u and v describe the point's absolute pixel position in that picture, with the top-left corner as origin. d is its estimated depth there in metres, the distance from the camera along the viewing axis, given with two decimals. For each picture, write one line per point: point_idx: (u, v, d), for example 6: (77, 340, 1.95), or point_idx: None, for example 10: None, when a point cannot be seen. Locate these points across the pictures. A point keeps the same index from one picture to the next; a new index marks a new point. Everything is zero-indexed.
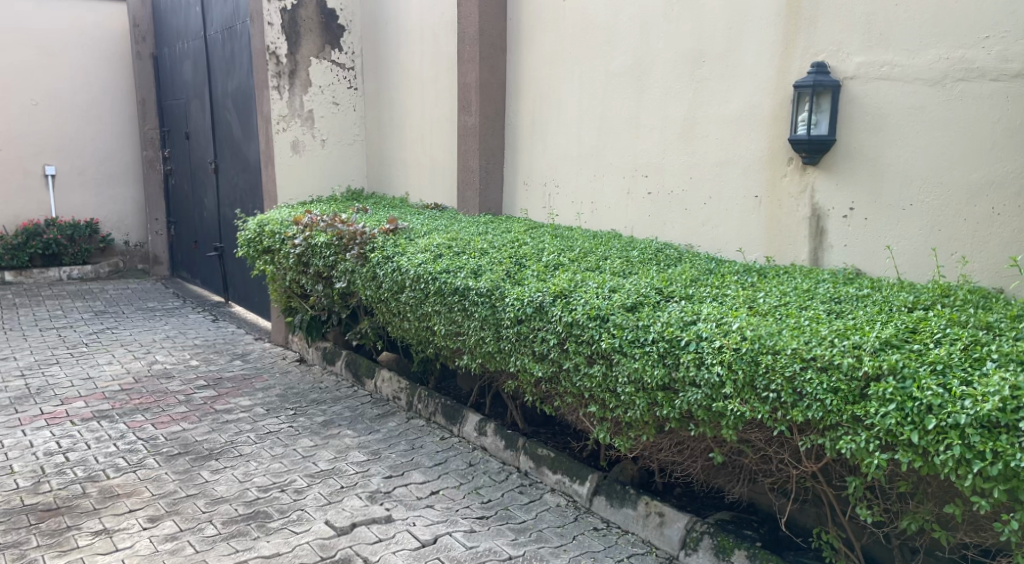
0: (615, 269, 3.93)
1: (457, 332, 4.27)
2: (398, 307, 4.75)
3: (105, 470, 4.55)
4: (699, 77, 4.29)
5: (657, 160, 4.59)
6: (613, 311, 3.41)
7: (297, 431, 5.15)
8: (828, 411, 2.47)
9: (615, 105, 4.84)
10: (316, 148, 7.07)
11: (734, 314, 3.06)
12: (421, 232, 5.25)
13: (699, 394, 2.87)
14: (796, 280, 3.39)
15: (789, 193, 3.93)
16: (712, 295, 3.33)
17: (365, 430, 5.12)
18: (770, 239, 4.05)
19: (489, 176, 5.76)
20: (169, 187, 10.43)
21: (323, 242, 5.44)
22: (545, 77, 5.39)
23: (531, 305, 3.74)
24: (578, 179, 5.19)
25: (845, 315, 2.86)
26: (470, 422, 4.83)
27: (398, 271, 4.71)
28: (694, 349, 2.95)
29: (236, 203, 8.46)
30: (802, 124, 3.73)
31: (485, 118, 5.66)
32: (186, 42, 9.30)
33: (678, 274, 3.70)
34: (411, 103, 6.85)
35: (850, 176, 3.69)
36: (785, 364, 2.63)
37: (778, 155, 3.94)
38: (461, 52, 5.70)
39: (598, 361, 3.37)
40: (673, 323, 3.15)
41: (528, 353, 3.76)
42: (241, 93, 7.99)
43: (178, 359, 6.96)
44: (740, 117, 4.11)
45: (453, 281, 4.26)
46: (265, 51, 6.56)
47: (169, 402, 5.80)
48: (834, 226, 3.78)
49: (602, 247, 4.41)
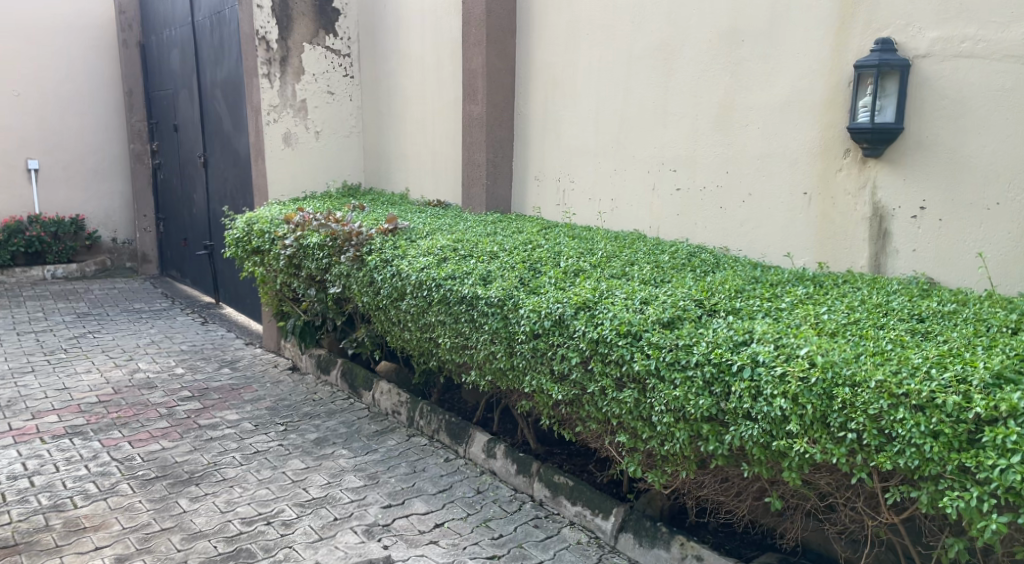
0: (645, 277, 3.48)
1: (464, 345, 3.81)
2: (398, 315, 4.29)
3: (73, 498, 4.08)
4: (737, 59, 3.84)
5: (687, 153, 4.13)
6: (647, 327, 2.94)
7: (287, 451, 4.69)
8: (927, 460, 2.06)
9: (638, 92, 4.37)
10: (309, 141, 6.58)
11: (795, 333, 2.60)
12: (424, 232, 4.78)
13: (755, 430, 2.43)
14: (861, 292, 2.93)
15: (845, 190, 3.48)
16: (764, 310, 2.87)
17: (362, 450, 4.66)
18: (821, 242, 3.60)
19: (498, 170, 5.30)
20: (157, 182, 9.95)
21: (316, 243, 4.97)
22: (559, 61, 4.91)
23: (549, 318, 3.27)
24: (596, 175, 4.72)
25: (935, 339, 2.41)
26: (477, 442, 4.37)
27: (398, 276, 4.24)
28: (749, 376, 2.49)
29: (226, 199, 7.98)
30: (864, 110, 3.27)
31: (493, 107, 5.19)
32: (173, 30, 8.82)
33: (719, 283, 3.23)
34: (413, 92, 6.39)
35: (920, 169, 3.23)
36: (869, 399, 2.18)
37: (832, 145, 3.49)
38: (466, 34, 5.23)
39: (630, 385, 2.91)
40: (721, 342, 2.69)
41: (546, 373, 3.30)
42: (230, 83, 7.51)
43: (162, 366, 6.49)
44: (786, 102, 3.66)
45: (460, 288, 3.79)
46: (254, 36, 6.05)
47: (149, 416, 5.34)
48: (900, 227, 3.32)
49: (628, 250, 3.96)
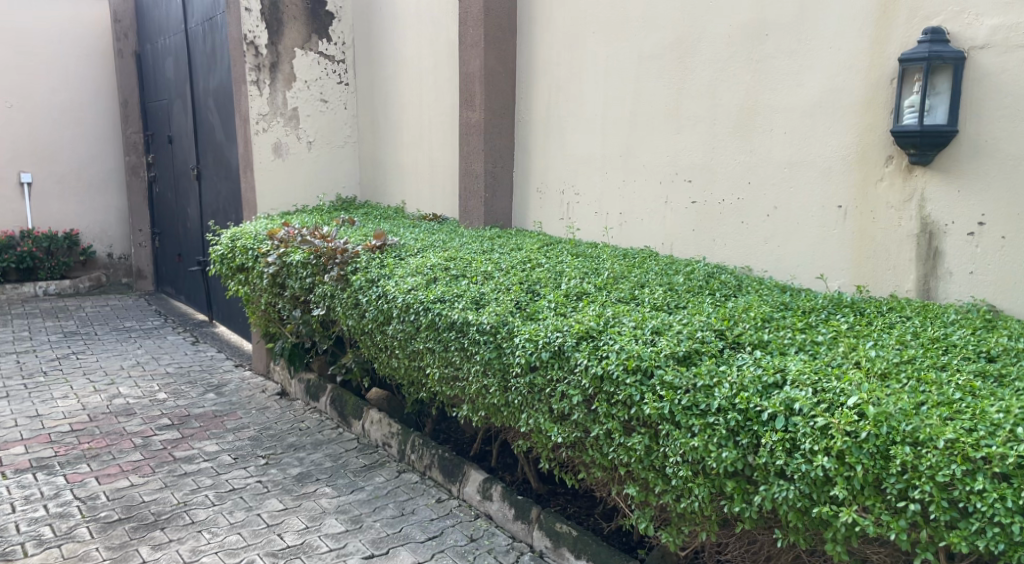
0: (657, 302, 3.06)
1: (454, 377, 3.41)
2: (385, 341, 3.89)
3: (24, 544, 3.70)
4: (760, 55, 3.44)
5: (702, 161, 3.73)
6: (659, 363, 2.52)
7: (265, 488, 4.28)
8: (1014, 544, 1.67)
9: (649, 94, 3.98)
10: (301, 152, 6.21)
11: (837, 374, 2.17)
12: (415, 249, 4.39)
13: (790, 492, 2.01)
14: (913, 322, 2.50)
15: (888, 203, 3.05)
16: (798, 344, 2.43)
17: (347, 488, 4.24)
18: (859, 263, 3.17)
19: (496, 181, 4.90)
20: (153, 195, 9.65)
21: (299, 261, 4.59)
22: (564, 62, 4.52)
23: (547, 349, 2.86)
24: (603, 187, 4.33)
25: (1013, 386, 1.98)
26: (472, 482, 3.95)
27: (384, 298, 3.84)
28: (782, 426, 2.07)
29: (218, 213, 7.64)
30: (910, 110, 2.85)
31: (492, 113, 4.80)
32: (167, 38, 8.52)
33: (742, 311, 2.80)
34: (409, 100, 6.03)
35: (979, 178, 2.80)
36: (938, 463, 1.76)
37: (872, 152, 3.08)
38: (463, 35, 4.86)
39: (639, 429, 2.50)
40: (747, 384, 2.26)
41: (544, 411, 2.89)
42: (222, 92, 7.18)
43: (145, 391, 6.12)
44: (817, 103, 3.24)
45: (450, 313, 3.38)
46: (242, 40, 5.70)
47: (122, 448, 4.96)
48: (954, 246, 2.89)
49: (638, 270, 3.55)
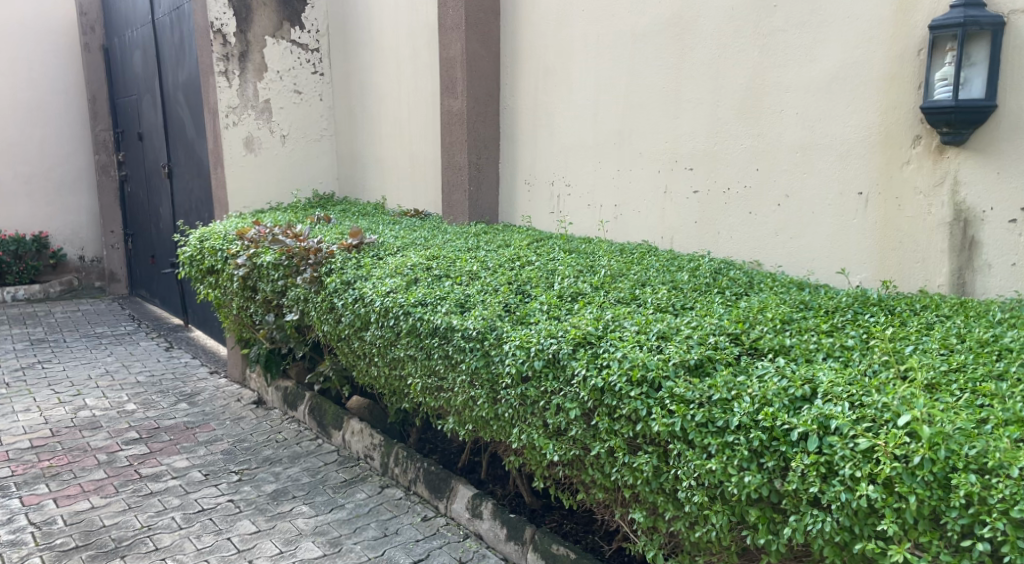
0: (661, 302, 2.76)
1: (439, 387, 3.11)
2: (363, 348, 3.58)
3: None
4: (768, 29, 3.18)
5: (706, 147, 3.46)
6: (667, 373, 2.23)
7: (237, 508, 3.96)
8: None
9: (646, 75, 3.70)
10: (274, 146, 5.87)
11: (877, 385, 1.88)
12: (394, 247, 4.08)
13: (827, 525, 1.73)
14: (957, 322, 2.22)
15: (916, 188, 2.80)
16: (826, 349, 2.15)
17: (326, 506, 3.94)
18: (883, 255, 2.91)
19: (482, 173, 4.60)
20: (124, 195, 9.26)
21: (270, 262, 4.24)
22: (552, 45, 4.22)
23: (541, 357, 2.56)
24: (596, 178, 4.05)
25: None
26: (460, 498, 3.65)
27: (361, 301, 3.53)
28: (816, 448, 1.78)
29: (191, 212, 7.28)
30: (943, 83, 2.60)
31: (475, 100, 4.50)
32: (135, 30, 8.13)
33: (757, 311, 2.51)
34: (388, 89, 5.72)
35: (1019, 159, 2.54)
36: (1013, 496, 1.49)
37: (897, 132, 2.82)
38: (443, 17, 4.55)
39: (647, 447, 2.21)
40: (771, 396, 1.97)
41: (539, 425, 2.59)
42: (192, 85, 6.82)
43: (112, 402, 5.77)
44: (834, 79, 2.99)
45: (432, 318, 3.08)
46: (208, 28, 5.35)
47: (85, 465, 4.62)
48: (993, 234, 2.63)
49: (637, 267, 3.25)
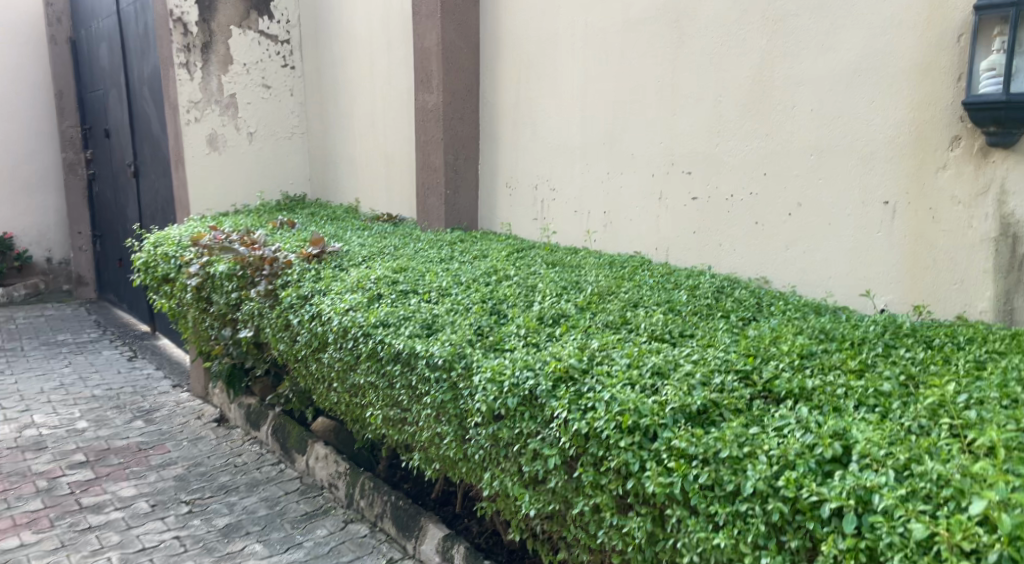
0: (657, 329, 2.38)
1: (403, 419, 2.72)
2: (321, 372, 3.19)
3: None
4: (779, 14, 2.82)
5: (707, 147, 3.09)
6: (664, 421, 1.84)
7: (181, 548, 3.56)
8: None
9: (639, 67, 3.33)
10: (240, 144, 5.45)
11: (932, 450, 1.50)
12: (359, 257, 3.68)
13: None
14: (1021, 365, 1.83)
15: (953, 197, 2.44)
16: (858, 396, 1.78)
17: (282, 544, 3.54)
18: (913, 275, 2.55)
19: (459, 174, 4.21)
20: (93, 195, 8.84)
21: (223, 272, 3.84)
22: (537, 34, 3.83)
23: (516, 394, 2.17)
24: (584, 182, 3.67)
25: None
26: (430, 539, 3.25)
27: (318, 319, 3.12)
28: (854, 529, 1.41)
29: (156, 215, 6.85)
30: (990, 75, 2.25)
31: (452, 95, 4.11)
32: (100, 21, 7.71)
33: (771, 343, 2.14)
34: (362, 83, 5.33)
35: None
36: None
37: (931, 131, 2.46)
38: (417, 4, 4.16)
39: (639, 509, 1.82)
40: (793, 458, 1.59)
41: (514, 473, 2.20)
42: (156, 79, 6.40)
43: (63, 419, 5.34)
44: (856, 71, 2.63)
45: (394, 342, 2.68)
46: (168, 16, 4.95)
47: (21, 494, 4.19)
48: None
49: (630, 285, 2.86)
